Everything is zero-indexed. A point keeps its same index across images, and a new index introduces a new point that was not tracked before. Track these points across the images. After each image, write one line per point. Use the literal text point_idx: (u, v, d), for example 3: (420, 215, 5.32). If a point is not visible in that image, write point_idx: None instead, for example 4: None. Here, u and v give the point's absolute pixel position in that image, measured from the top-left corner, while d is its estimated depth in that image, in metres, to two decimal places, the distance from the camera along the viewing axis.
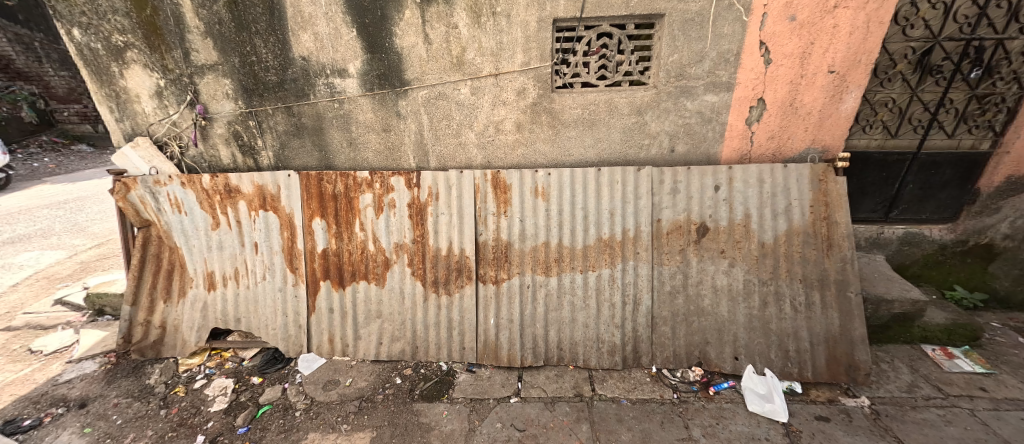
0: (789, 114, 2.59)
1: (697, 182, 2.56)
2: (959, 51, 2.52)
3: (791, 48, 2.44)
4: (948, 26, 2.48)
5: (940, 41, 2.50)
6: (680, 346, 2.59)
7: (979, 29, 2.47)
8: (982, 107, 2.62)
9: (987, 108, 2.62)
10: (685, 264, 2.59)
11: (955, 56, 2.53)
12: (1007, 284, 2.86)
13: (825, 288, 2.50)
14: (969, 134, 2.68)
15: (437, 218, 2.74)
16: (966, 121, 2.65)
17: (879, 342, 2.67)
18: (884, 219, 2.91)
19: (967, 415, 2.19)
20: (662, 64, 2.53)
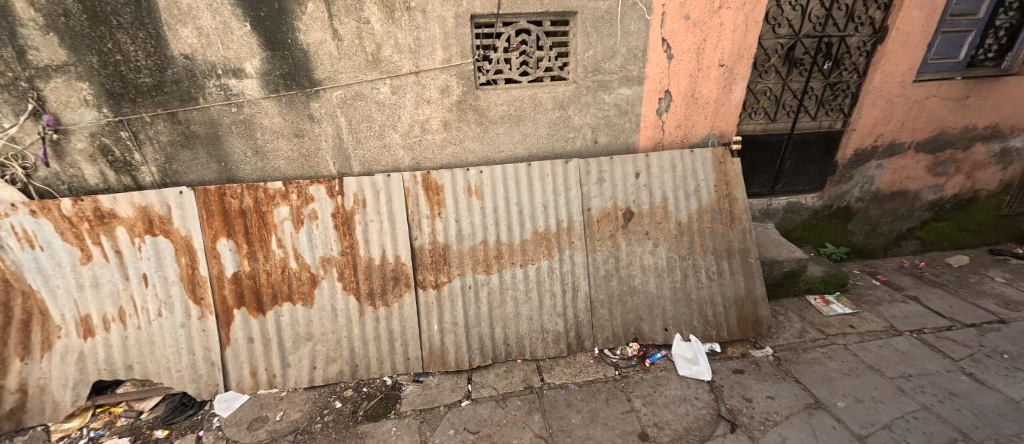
0: (691, 104, 2.87)
1: (619, 170, 2.74)
2: (814, 47, 2.98)
3: (688, 45, 2.70)
4: (804, 25, 2.91)
5: (800, 38, 2.93)
6: (617, 325, 2.75)
7: (827, 28, 2.94)
8: (834, 93, 3.12)
9: (838, 94, 3.13)
10: (616, 248, 2.75)
11: (812, 51, 2.99)
12: (864, 238, 3.57)
13: (732, 257, 2.83)
14: (826, 117, 3.20)
15: (366, 227, 2.58)
16: (824, 106, 3.16)
17: (776, 298, 3.10)
18: (770, 192, 3.38)
19: (843, 349, 2.64)
20: (579, 60, 2.65)
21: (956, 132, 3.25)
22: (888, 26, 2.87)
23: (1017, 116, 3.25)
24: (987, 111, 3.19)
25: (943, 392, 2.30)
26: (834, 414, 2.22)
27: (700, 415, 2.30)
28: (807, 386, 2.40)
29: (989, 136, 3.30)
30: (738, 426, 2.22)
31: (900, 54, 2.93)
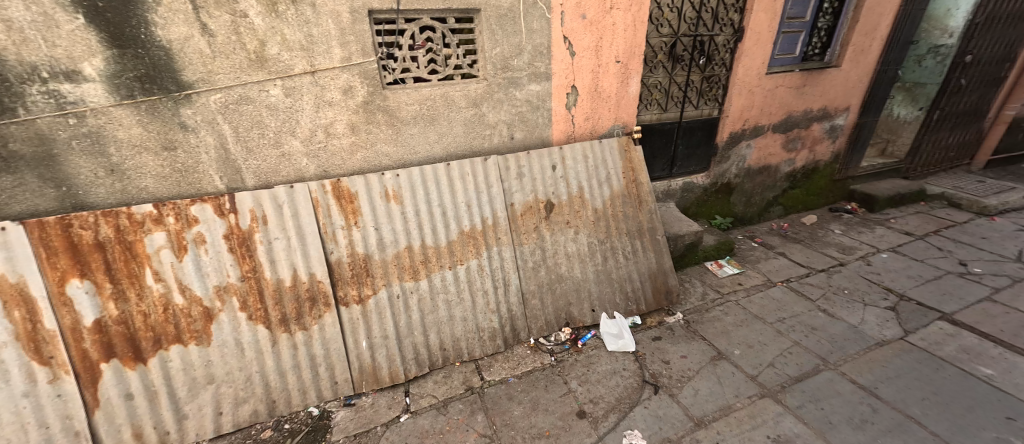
0: (596, 98, 3.07)
1: (537, 164, 2.83)
2: (691, 45, 3.36)
3: (587, 42, 2.87)
4: (681, 25, 3.27)
5: (679, 37, 3.29)
6: (549, 313, 2.85)
7: (700, 28, 3.31)
8: (710, 85, 3.56)
9: (713, 86, 3.57)
10: (541, 239, 2.84)
11: (690, 49, 3.37)
12: (744, 208, 4.17)
13: (643, 236, 3.10)
14: (706, 106, 3.63)
15: (271, 245, 2.30)
16: (703, 96, 3.58)
17: (683, 268, 3.49)
18: (668, 174, 3.75)
19: (736, 304, 3.07)
20: (487, 57, 2.66)
21: (800, 115, 3.93)
22: (744, 26, 3.35)
23: (839, 99, 4.04)
24: (819, 96, 3.91)
25: (809, 328, 2.79)
26: (735, 362, 2.57)
27: (629, 384, 2.49)
28: (712, 341, 2.75)
29: (822, 116, 4.05)
30: (661, 387, 2.46)
31: (755, 50, 3.45)
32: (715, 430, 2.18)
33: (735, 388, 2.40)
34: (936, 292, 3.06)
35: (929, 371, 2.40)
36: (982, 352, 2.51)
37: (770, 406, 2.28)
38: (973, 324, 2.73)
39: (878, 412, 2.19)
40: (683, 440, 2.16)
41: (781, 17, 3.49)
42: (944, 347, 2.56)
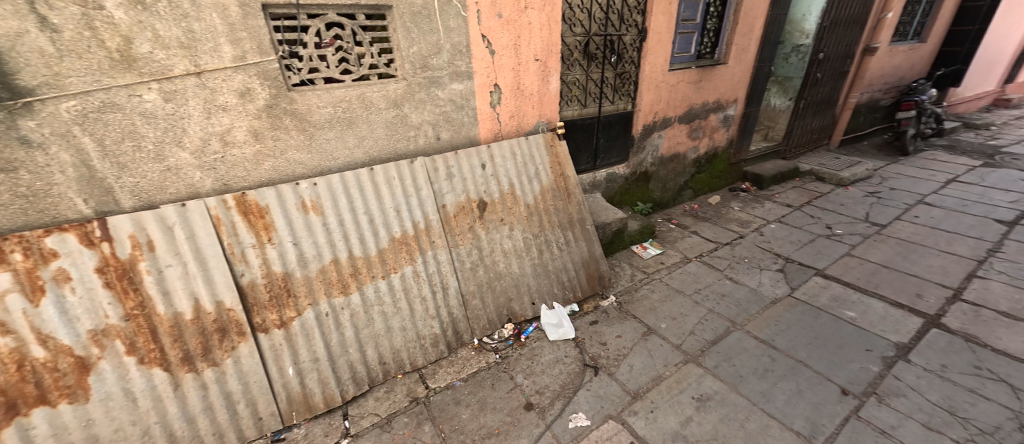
0: (519, 96, 3.14)
1: (466, 164, 2.84)
2: (604, 44, 3.54)
3: (506, 41, 2.92)
4: (592, 25, 3.44)
5: (591, 36, 3.46)
6: (491, 311, 2.85)
7: (609, 28, 3.51)
8: (624, 81, 3.80)
9: (625, 82, 3.82)
10: (476, 239, 2.83)
11: (603, 47, 3.55)
12: (660, 194, 4.55)
13: (574, 227, 3.23)
14: (621, 101, 3.87)
15: (163, 273, 2.02)
16: (618, 92, 3.81)
17: (613, 254, 3.72)
18: (593, 166, 3.94)
19: (660, 282, 3.35)
20: (404, 56, 2.56)
21: (699, 107, 4.37)
22: (647, 27, 3.62)
23: (730, 92, 4.54)
24: (713, 90, 4.37)
25: (720, 296, 3.15)
26: (662, 335, 2.81)
27: (571, 370, 2.59)
28: (642, 319, 2.96)
29: (717, 108, 4.53)
30: (601, 368, 2.60)
31: (657, 49, 3.75)
32: (650, 400, 2.37)
33: (664, 359, 2.62)
34: (813, 253, 3.63)
35: (813, 321, 2.84)
36: (849, 299, 3.02)
37: (693, 370, 2.53)
38: (842, 277, 3.28)
39: (777, 361, 2.54)
40: (623, 414, 2.30)
41: (677, 19, 3.82)
42: (822, 299, 3.04)
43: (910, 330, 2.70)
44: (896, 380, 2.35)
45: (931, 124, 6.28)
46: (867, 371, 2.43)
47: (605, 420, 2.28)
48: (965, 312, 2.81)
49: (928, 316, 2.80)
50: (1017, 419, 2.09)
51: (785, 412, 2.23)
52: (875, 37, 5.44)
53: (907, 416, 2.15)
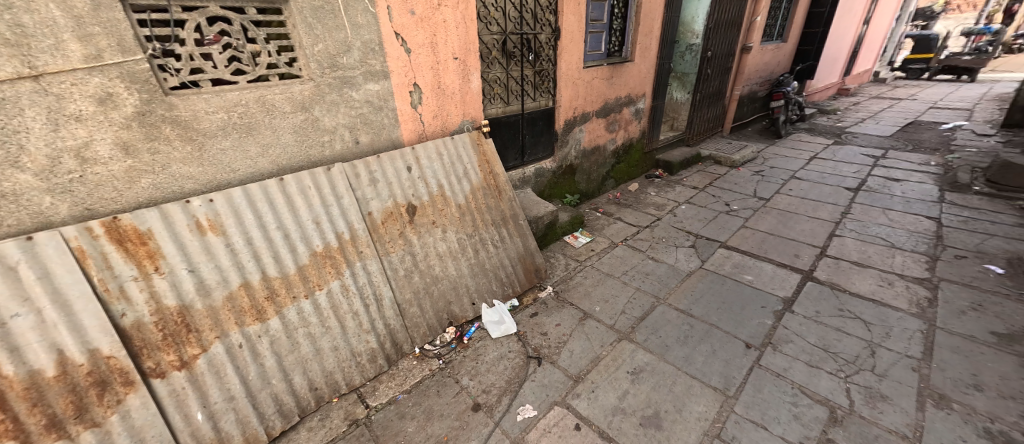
0: (441, 95, 3.11)
1: (390, 167, 2.77)
2: (521, 42, 3.61)
3: (421, 39, 2.86)
4: (508, 24, 3.48)
5: (508, 35, 3.51)
6: (431, 317, 2.79)
7: (525, 26, 3.58)
8: (543, 78, 3.91)
9: (544, 79, 3.92)
10: (408, 244, 2.76)
11: (520, 46, 3.62)
12: (586, 185, 4.80)
13: (507, 224, 3.27)
14: (542, 97, 3.98)
15: (8, 326, 1.68)
16: (538, 89, 3.91)
17: (547, 246, 3.84)
18: (521, 163, 4.01)
19: (593, 268, 3.53)
20: (309, 55, 2.39)
21: (613, 101, 4.64)
22: (559, 26, 3.75)
23: (638, 87, 4.90)
24: (624, 85, 4.68)
25: (644, 274, 3.43)
26: (597, 317, 2.98)
27: (515, 364, 2.63)
28: (578, 305, 3.11)
29: (628, 102, 4.86)
30: (543, 358, 2.67)
31: (570, 47, 3.92)
32: (590, 380, 2.49)
33: (599, 340, 2.78)
34: (716, 228, 4.11)
35: (720, 287, 3.22)
36: (746, 265, 3.48)
37: (626, 346, 2.72)
38: (740, 246, 3.76)
39: (694, 327, 2.84)
40: (567, 399, 2.40)
41: (586, 19, 4.02)
42: (726, 267, 3.46)
43: (793, 285, 3.19)
44: (786, 329, 2.77)
45: (795, 111, 7.47)
46: (764, 325, 2.82)
47: (551, 407, 2.36)
48: (831, 265, 3.40)
49: (805, 272, 3.34)
50: (872, 347, 2.58)
51: (703, 371, 2.51)
52: (749, 37, 6.28)
53: (795, 358, 2.55)
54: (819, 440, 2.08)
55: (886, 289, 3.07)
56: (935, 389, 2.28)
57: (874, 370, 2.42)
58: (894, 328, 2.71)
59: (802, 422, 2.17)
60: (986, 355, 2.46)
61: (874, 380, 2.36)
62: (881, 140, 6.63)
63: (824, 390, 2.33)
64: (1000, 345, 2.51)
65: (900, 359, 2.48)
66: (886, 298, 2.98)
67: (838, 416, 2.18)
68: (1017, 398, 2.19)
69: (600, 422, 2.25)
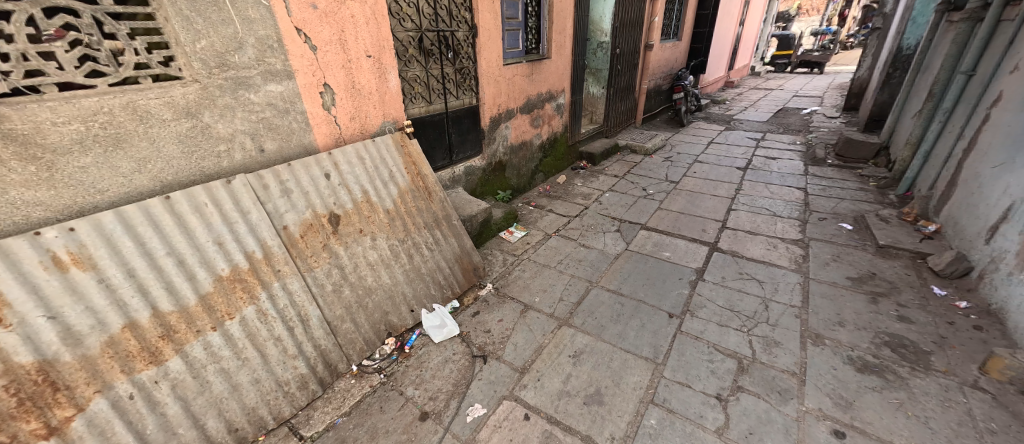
0: (356, 96, 2.96)
1: (305, 174, 2.60)
2: (437, 40, 3.54)
3: (327, 35, 2.68)
4: (422, 21, 3.39)
5: (423, 32, 3.41)
6: (367, 330, 2.66)
7: (440, 24, 3.51)
8: (465, 76, 3.87)
9: (465, 77, 3.89)
10: (334, 257, 2.59)
11: (437, 43, 3.54)
12: (517, 180, 4.87)
13: (440, 225, 3.20)
14: (465, 95, 3.94)
15: None
16: (460, 87, 3.87)
17: (484, 244, 3.86)
18: (450, 162, 3.97)
19: (530, 261, 3.62)
20: (191, 54, 2.13)
21: (535, 98, 4.76)
22: (476, 23, 3.73)
23: (557, 83, 5.08)
24: (544, 81, 4.81)
25: (577, 261, 3.60)
26: (537, 308, 3.06)
27: (460, 366, 2.61)
28: (518, 298, 3.17)
29: (549, 98, 5.01)
30: (489, 355, 2.69)
31: (489, 45, 3.92)
32: (536, 370, 2.56)
33: (541, 329, 2.86)
34: (636, 211, 4.46)
35: (644, 266, 3.51)
36: (664, 243, 3.84)
37: (566, 331, 2.84)
38: (657, 227, 4.13)
39: (624, 305, 3.07)
40: (515, 391, 2.44)
41: (502, 17, 4.05)
42: (646, 247, 3.78)
43: (703, 257, 3.60)
44: (699, 296, 3.12)
45: (693, 102, 8.34)
46: (682, 295, 3.14)
47: (500, 402, 2.38)
48: (731, 236, 3.89)
49: (711, 244, 3.78)
50: (766, 302, 3.02)
51: (635, 344, 2.72)
52: (650, 35, 6.83)
53: (708, 321, 2.88)
54: (731, 389, 2.38)
55: (773, 252, 3.61)
56: (812, 330, 2.74)
57: (769, 322, 2.84)
58: (781, 284, 3.20)
59: (718, 375, 2.47)
60: (846, 297, 3.02)
61: (769, 330, 2.77)
62: (760, 126, 7.69)
63: (732, 345, 2.68)
64: (854, 287, 3.11)
65: (787, 309, 2.94)
66: (775, 259, 3.51)
67: (745, 366, 2.52)
68: (869, 328, 2.73)
69: (547, 408, 2.32)
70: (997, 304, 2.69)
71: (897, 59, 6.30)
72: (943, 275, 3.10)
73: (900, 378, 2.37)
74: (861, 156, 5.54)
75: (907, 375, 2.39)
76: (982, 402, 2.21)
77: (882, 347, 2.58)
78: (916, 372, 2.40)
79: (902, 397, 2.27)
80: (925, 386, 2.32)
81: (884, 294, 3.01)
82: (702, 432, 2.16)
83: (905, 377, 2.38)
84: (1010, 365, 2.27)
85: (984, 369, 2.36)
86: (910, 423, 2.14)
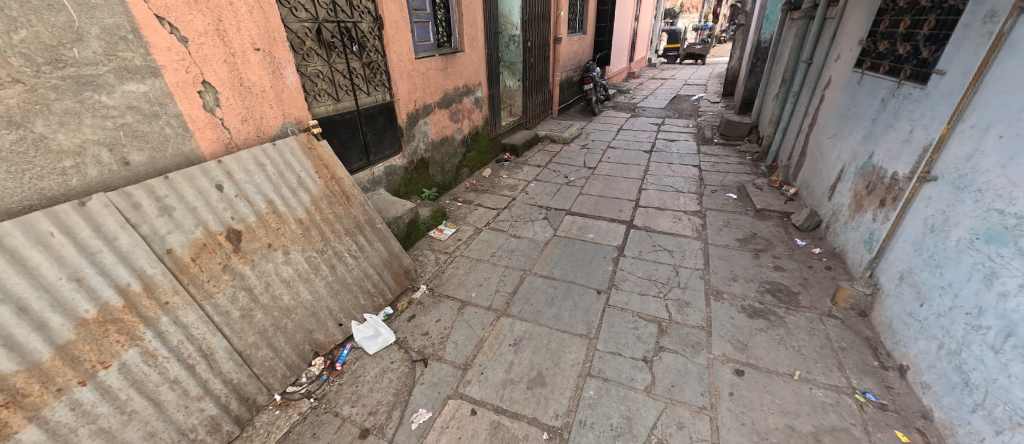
0: (246, 94, 2.63)
1: (190, 187, 2.24)
2: (338, 32, 3.28)
3: (201, 25, 2.32)
4: (318, 10, 3.11)
5: (321, 23, 3.14)
6: (288, 354, 2.42)
7: (340, 14, 3.26)
8: (374, 71, 3.64)
9: (375, 72, 3.66)
10: (239, 278, 2.30)
11: (337, 35, 3.28)
12: (441, 177, 4.76)
13: (363, 230, 3.01)
14: (377, 91, 3.72)
15: None
16: (371, 82, 3.64)
17: (413, 245, 3.73)
18: (368, 163, 3.75)
19: (462, 257, 3.60)
20: (6, 48, 1.71)
21: (452, 91, 4.66)
22: (381, 15, 3.52)
23: (473, 76, 5.03)
24: (459, 75, 4.72)
25: (509, 251, 3.67)
26: (474, 303, 3.06)
27: (400, 374, 2.52)
28: (454, 296, 3.14)
29: (466, 91, 4.95)
30: (429, 358, 2.63)
31: (397, 37, 3.74)
32: (478, 364, 2.57)
33: (480, 323, 2.88)
34: (560, 198, 4.67)
35: (572, 248, 3.70)
36: (588, 225, 4.09)
37: (505, 321, 2.90)
38: (581, 211, 4.37)
39: (557, 288, 3.22)
40: (460, 389, 2.42)
41: (408, 8, 3.88)
42: (572, 230, 3.99)
43: (622, 235, 3.91)
44: (622, 271, 3.39)
45: (602, 92, 8.91)
46: (607, 271, 3.39)
47: (445, 402, 2.34)
48: (643, 213, 4.28)
49: (627, 222, 4.12)
50: (677, 269, 3.40)
51: (570, 324, 2.87)
52: (557, 29, 7.12)
53: (631, 292, 3.16)
54: (654, 350, 2.65)
55: (679, 224, 4.06)
56: (713, 288, 3.17)
57: (680, 285, 3.21)
58: (686, 251, 3.62)
59: (642, 340, 2.73)
60: (736, 256, 3.53)
61: (681, 292, 3.13)
62: (659, 112, 8.50)
63: (652, 311, 2.97)
64: (740, 246, 3.65)
65: (693, 273, 3.34)
66: (681, 230, 3.95)
67: (663, 327, 2.83)
68: (756, 279, 3.23)
69: (493, 400, 2.35)
70: (839, 248, 3.36)
71: (758, 51, 7.41)
72: (803, 228, 3.79)
73: (779, 318, 2.86)
74: (739, 134, 6.46)
75: (784, 314, 2.88)
76: (835, 327, 2.77)
77: (765, 294, 3.08)
78: (790, 311, 2.91)
79: (781, 333, 2.74)
80: (797, 321, 2.83)
81: (763, 250, 3.58)
82: (634, 393, 2.37)
83: (782, 316, 2.87)
84: (851, 294, 2.86)
85: (834, 301, 2.96)
86: (789, 353, 2.59)
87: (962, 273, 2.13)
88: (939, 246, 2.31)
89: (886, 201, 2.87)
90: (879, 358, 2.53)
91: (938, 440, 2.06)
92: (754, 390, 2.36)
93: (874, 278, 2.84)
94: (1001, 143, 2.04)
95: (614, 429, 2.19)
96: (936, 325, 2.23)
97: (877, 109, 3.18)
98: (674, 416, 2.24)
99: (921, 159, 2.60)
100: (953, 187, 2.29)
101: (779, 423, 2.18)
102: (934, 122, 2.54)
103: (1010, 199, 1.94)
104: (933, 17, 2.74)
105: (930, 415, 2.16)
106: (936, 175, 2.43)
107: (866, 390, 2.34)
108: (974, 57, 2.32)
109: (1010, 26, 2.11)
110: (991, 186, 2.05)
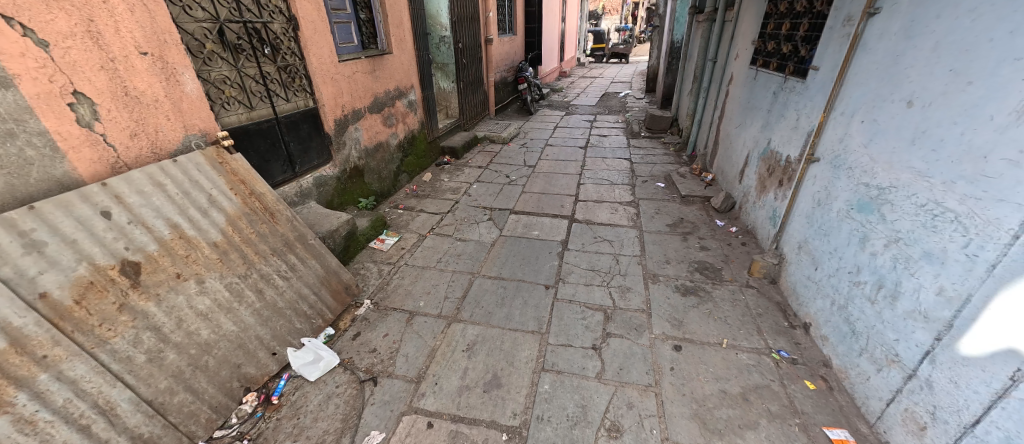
0: (133, 105, 2.27)
1: (67, 216, 1.89)
2: (244, 33, 2.97)
3: (65, 25, 1.96)
4: (218, 9, 2.79)
5: (222, 23, 2.82)
6: (212, 394, 2.14)
7: (244, 14, 2.95)
8: (291, 75, 3.35)
9: (293, 76, 3.37)
10: (144, 317, 1.98)
11: (244, 37, 2.97)
12: (379, 184, 4.53)
13: (293, 248, 2.75)
14: (297, 97, 3.43)
15: None
16: (289, 88, 3.34)
17: (352, 259, 3.51)
18: (294, 174, 3.46)
19: (407, 266, 3.46)
20: None
21: (382, 95, 4.45)
22: (295, 15, 3.25)
23: (403, 79, 4.84)
24: (388, 78, 4.52)
25: (456, 255, 3.60)
26: (423, 312, 2.96)
27: (347, 397, 2.34)
28: (401, 307, 3.01)
29: (398, 94, 4.75)
30: (379, 375, 2.48)
31: (316, 38, 3.47)
32: (431, 374, 2.48)
33: (430, 333, 2.78)
34: (502, 197, 4.69)
35: (518, 247, 3.73)
36: (532, 222, 4.15)
37: (457, 326, 2.84)
38: (524, 209, 4.43)
39: (507, 287, 3.23)
40: (414, 403, 2.32)
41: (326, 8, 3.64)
42: (518, 229, 4.02)
43: (565, 229, 4.02)
44: (567, 264, 3.49)
45: (535, 91, 9.10)
46: (554, 266, 3.46)
47: (400, 419, 2.23)
48: (584, 207, 4.45)
49: (569, 217, 4.25)
50: (617, 257, 3.59)
51: (521, 321, 2.89)
52: (487, 30, 7.13)
53: (577, 283, 3.27)
54: (601, 337, 2.76)
55: (616, 215, 4.28)
56: (650, 272, 3.39)
57: (620, 273, 3.38)
58: (624, 240, 3.84)
59: (591, 329, 2.83)
60: (668, 240, 3.80)
61: (622, 279, 3.31)
62: (589, 109, 8.88)
63: (597, 299, 3.10)
64: (670, 231, 3.95)
65: (632, 260, 3.54)
66: (618, 220, 4.17)
67: (609, 314, 2.96)
68: (686, 260, 3.51)
69: (449, 409, 2.28)
70: (750, 225, 3.77)
71: (671, 51, 8.05)
72: (721, 210, 4.19)
73: (707, 293, 3.14)
74: (662, 127, 6.95)
75: (711, 289, 3.17)
76: (752, 295, 3.11)
77: (694, 272, 3.37)
78: (716, 285, 3.21)
79: (710, 307, 3.00)
80: (721, 294, 3.12)
81: (690, 233, 3.91)
82: (586, 382, 2.45)
83: (709, 291, 3.16)
84: (763, 265, 3.22)
85: (750, 272, 3.31)
86: (717, 324, 2.85)
87: (843, 238, 2.49)
88: (826, 218, 2.67)
89: (784, 182, 3.27)
90: (789, 318, 2.88)
91: (838, 383, 2.40)
92: (690, 362, 2.56)
93: (780, 249, 3.23)
94: (863, 127, 2.41)
95: (570, 419, 2.23)
96: (829, 285, 2.58)
97: (771, 102, 3.61)
98: (624, 398, 2.35)
99: (806, 144, 3.00)
100: (832, 166, 2.67)
101: (714, 388, 2.39)
102: (814, 111, 2.94)
103: (873, 174, 2.31)
104: (806, 21, 3.18)
105: (830, 362, 2.50)
106: (819, 157, 2.82)
107: (781, 348, 2.65)
108: (838, 55, 2.74)
109: (862, 29, 2.51)
110: (859, 164, 2.42)
